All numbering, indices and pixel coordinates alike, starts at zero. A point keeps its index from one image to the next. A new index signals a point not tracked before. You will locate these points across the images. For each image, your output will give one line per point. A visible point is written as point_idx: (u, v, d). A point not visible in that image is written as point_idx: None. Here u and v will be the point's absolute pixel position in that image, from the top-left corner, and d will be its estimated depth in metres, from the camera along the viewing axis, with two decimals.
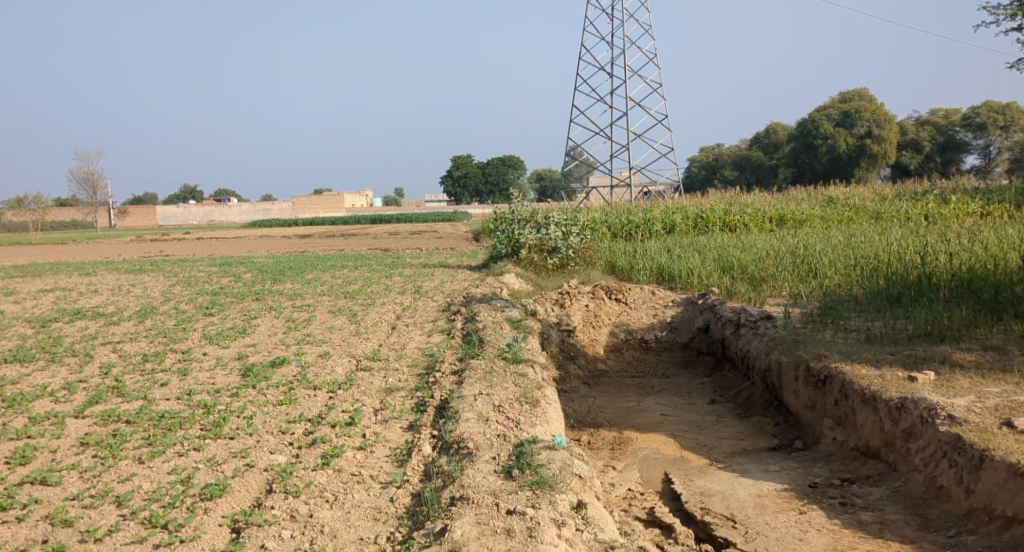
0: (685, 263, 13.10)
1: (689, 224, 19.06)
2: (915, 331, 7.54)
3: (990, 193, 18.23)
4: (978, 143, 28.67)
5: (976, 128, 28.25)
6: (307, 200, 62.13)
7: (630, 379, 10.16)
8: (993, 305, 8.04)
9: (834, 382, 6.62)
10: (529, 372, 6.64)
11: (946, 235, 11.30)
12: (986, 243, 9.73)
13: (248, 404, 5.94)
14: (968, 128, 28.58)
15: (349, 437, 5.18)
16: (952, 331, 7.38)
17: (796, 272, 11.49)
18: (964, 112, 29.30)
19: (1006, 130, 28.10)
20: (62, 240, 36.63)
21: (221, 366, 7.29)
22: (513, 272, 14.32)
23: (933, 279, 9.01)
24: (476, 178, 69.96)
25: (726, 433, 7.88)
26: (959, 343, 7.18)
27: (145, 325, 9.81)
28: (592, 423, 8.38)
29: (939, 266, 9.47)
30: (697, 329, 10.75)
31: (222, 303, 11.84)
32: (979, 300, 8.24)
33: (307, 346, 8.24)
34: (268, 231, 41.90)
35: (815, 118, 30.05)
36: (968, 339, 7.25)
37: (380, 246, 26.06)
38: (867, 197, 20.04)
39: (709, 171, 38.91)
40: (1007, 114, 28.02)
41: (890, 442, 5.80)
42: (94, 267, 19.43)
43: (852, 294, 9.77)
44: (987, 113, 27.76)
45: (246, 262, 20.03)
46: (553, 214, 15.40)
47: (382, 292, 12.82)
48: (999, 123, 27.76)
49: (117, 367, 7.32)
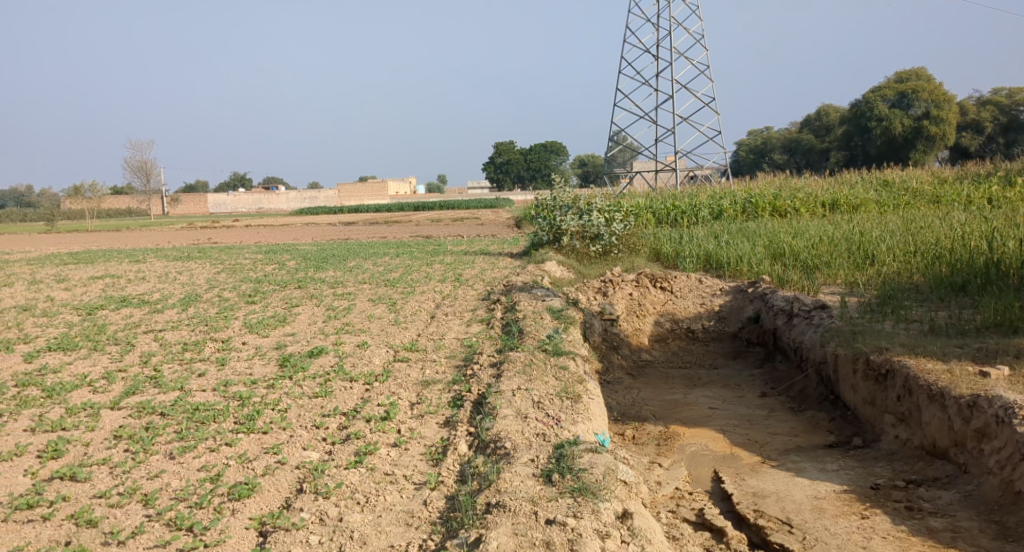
0: (734, 250, 12.69)
1: (738, 210, 18.57)
2: (984, 322, 7.09)
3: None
4: None
5: None
6: (352, 187, 62.49)
7: (675, 369, 9.84)
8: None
9: (897, 377, 6.22)
10: (571, 365, 6.36)
11: (1014, 219, 10.79)
12: None
13: (283, 396, 5.75)
14: None
15: (383, 434, 4.96)
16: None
17: (852, 260, 11.10)
18: None
19: None
20: (116, 228, 37.29)
21: (259, 356, 7.14)
22: (554, 259, 14.04)
23: (1002, 266, 8.57)
24: (519, 164, 69.67)
25: (779, 428, 7.56)
26: None
27: (188, 314, 9.73)
28: (637, 416, 8.10)
29: (1008, 252, 8.99)
30: (746, 318, 10.36)
31: (264, 291, 11.76)
32: None
33: (345, 336, 8.06)
34: (314, 218, 42.20)
35: (870, 99, 29.20)
36: None
37: (423, 234, 25.94)
38: (925, 180, 19.32)
39: (757, 155, 38.09)
40: None
41: (961, 443, 5.41)
42: (144, 255, 19.63)
43: (913, 283, 9.35)
44: None
45: (291, 249, 20.04)
46: (596, 200, 15.10)
47: (423, 280, 12.63)
48: None
49: (156, 356, 7.21)
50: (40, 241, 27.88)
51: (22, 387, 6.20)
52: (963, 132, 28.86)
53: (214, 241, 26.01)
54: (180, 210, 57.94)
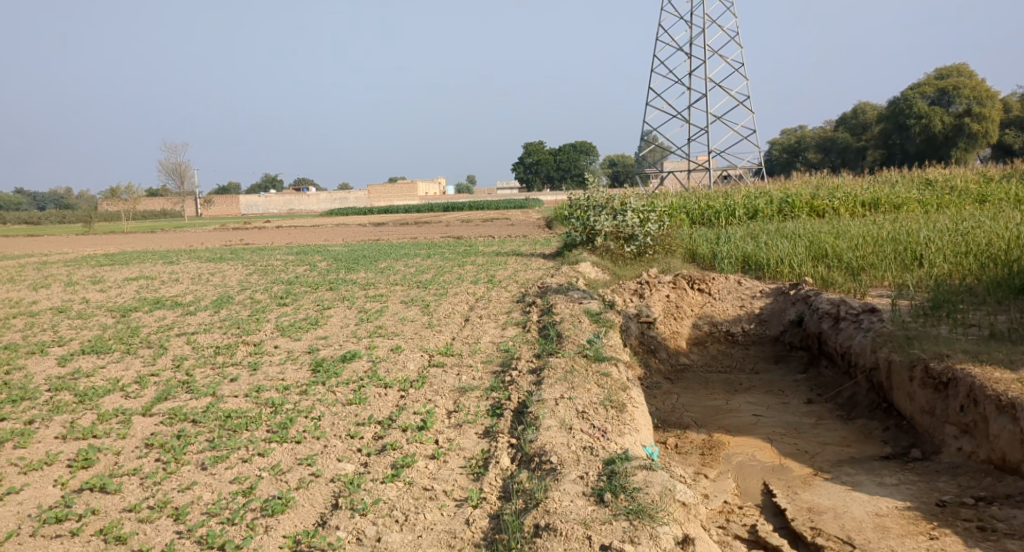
0: (774, 251, 12.34)
1: (774, 210, 18.16)
2: None
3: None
4: None
5: None
6: (382, 189, 62.67)
7: (716, 374, 9.53)
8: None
9: (962, 388, 6.37)
10: (613, 372, 6.10)
11: None
12: None
13: (316, 402, 5.56)
14: None
15: (421, 444, 4.75)
16: None
17: (900, 261, 10.73)
18: None
19: None
20: (151, 230, 37.68)
21: (291, 360, 6.97)
22: (588, 260, 13.77)
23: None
24: (549, 164, 69.34)
25: (829, 438, 7.32)
26: None
27: (221, 316, 9.61)
28: (679, 422, 7.83)
29: None
30: (789, 321, 10.03)
31: (296, 292, 11.64)
32: None
33: (379, 339, 7.87)
34: (343, 219, 42.28)
35: (908, 96, 28.60)
36: None
37: (453, 234, 25.79)
38: (969, 178, 18.77)
39: (791, 154, 37.47)
40: None
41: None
42: (178, 256, 19.68)
43: (969, 285, 9.00)
44: None
45: (322, 250, 19.99)
46: (630, 200, 14.79)
47: (455, 281, 12.43)
48: None
49: (189, 360, 7.07)
50: (79, 242, 28.26)
51: (54, 391, 6.08)
52: (1006, 130, 28.10)
53: (247, 241, 26.14)
54: (213, 211, 58.43)
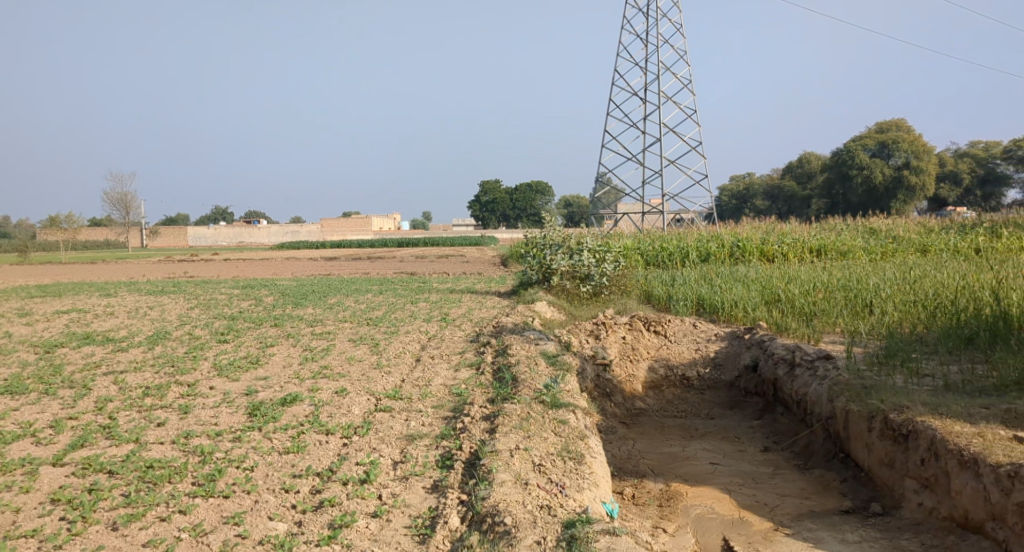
0: (729, 294, 12.21)
1: (726, 253, 18.18)
2: (1002, 381, 7.10)
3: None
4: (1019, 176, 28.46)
5: (1018, 161, 28.05)
6: (336, 223, 62.05)
7: (671, 419, 9.26)
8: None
9: (922, 439, 6.23)
10: (570, 419, 5.78)
11: (1011, 272, 10.65)
12: None
13: (250, 451, 5.14)
14: (1009, 161, 28.38)
15: (363, 500, 4.36)
16: None
17: (851, 308, 10.70)
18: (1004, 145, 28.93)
19: None
20: (91, 260, 36.52)
21: (226, 403, 6.51)
22: (543, 300, 13.50)
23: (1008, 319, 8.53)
24: (504, 204, 69.50)
25: (788, 489, 7.12)
26: None
27: (154, 353, 9.08)
28: (635, 471, 7.52)
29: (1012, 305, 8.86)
30: (744, 367, 9.86)
31: (237, 329, 11.13)
32: None
33: (323, 381, 7.45)
34: (293, 253, 41.50)
35: (851, 148, 29.14)
36: None
37: (404, 271, 25.42)
38: (911, 228, 19.13)
39: (739, 200, 38.00)
40: None
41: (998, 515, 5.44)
42: (115, 288, 18.91)
43: (921, 335, 9.06)
44: None
45: (269, 285, 19.40)
46: (586, 239, 14.53)
47: (406, 319, 12.04)
48: None
49: (113, 402, 6.57)
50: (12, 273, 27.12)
51: None
52: (942, 183, 29.25)
53: (191, 274, 25.34)
54: (159, 243, 57.11)
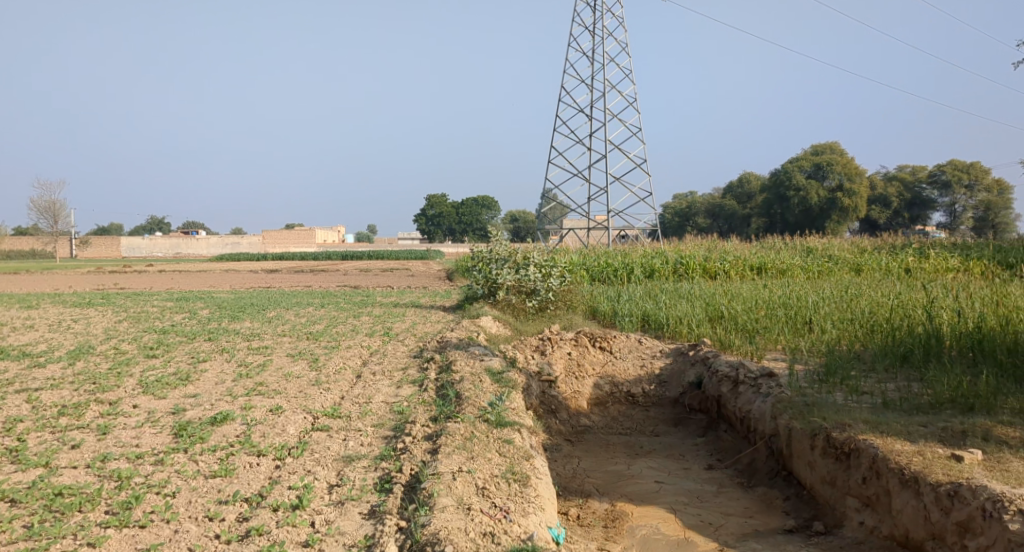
0: (673, 311, 12.18)
1: (670, 269, 18.25)
2: (940, 398, 7.14)
3: (969, 250, 17.84)
4: (944, 201, 29.14)
5: (942, 186, 28.86)
6: (278, 234, 60.99)
7: (616, 436, 9.13)
8: (1014, 371, 7.71)
9: (863, 458, 6.20)
10: (516, 438, 5.60)
11: (942, 292, 10.86)
12: (991, 306, 9.29)
13: (172, 475, 4.89)
14: (934, 185, 29.13)
15: (293, 529, 4.15)
16: (981, 399, 6.97)
17: (791, 325, 10.74)
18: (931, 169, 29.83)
19: (971, 189, 28.90)
20: (17, 271, 35.13)
21: (150, 423, 6.20)
22: (488, 315, 13.32)
23: (941, 336, 8.64)
24: (450, 218, 69.25)
25: (732, 508, 7.04)
26: (991, 415, 6.75)
27: (76, 369, 8.65)
28: (579, 490, 7.36)
29: (946, 324, 9.00)
30: (688, 384, 9.79)
31: (169, 343, 10.70)
32: (997, 365, 7.83)
33: (257, 398, 7.15)
34: (233, 266, 40.66)
35: (788, 169, 29.72)
36: (1000, 411, 6.81)
37: (348, 283, 24.99)
38: (845, 248, 19.49)
39: (681, 218, 38.39)
40: (972, 174, 28.69)
41: (938, 534, 5.39)
42: (40, 300, 18.14)
43: (858, 352, 9.13)
44: (953, 171, 28.54)
45: (205, 297, 18.84)
46: (533, 253, 14.41)
47: (348, 334, 11.74)
48: (963, 182, 28.61)
49: (24, 424, 6.23)
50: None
51: None
52: (872, 206, 30.09)
53: (123, 286, 24.52)
54: (92, 253, 55.40)
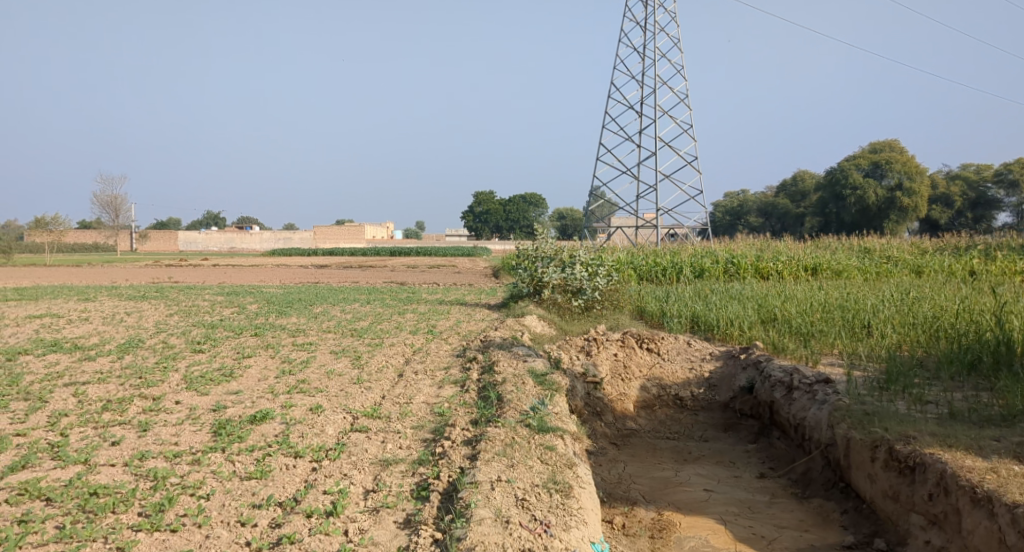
0: (724, 312, 11.84)
1: (720, 269, 17.82)
2: (1012, 410, 6.73)
3: None
4: (1011, 201, 28.14)
5: (1009, 185, 27.76)
6: (328, 230, 61.60)
7: (663, 441, 8.85)
8: None
9: (930, 473, 5.86)
10: (558, 444, 5.37)
11: (1010, 296, 10.34)
12: None
13: (208, 476, 4.77)
14: (1000, 185, 28.12)
15: (326, 537, 4.00)
16: None
17: (848, 329, 10.34)
18: (996, 167, 28.84)
19: None
20: (78, 264, 35.94)
21: (190, 420, 6.12)
22: (534, 313, 13.10)
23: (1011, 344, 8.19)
24: (498, 215, 69.19)
25: (786, 520, 6.74)
26: None
27: (123, 363, 8.67)
28: (625, 497, 7.12)
29: (1016, 330, 8.53)
30: (739, 388, 9.45)
31: (216, 338, 10.72)
32: None
33: (298, 396, 7.05)
34: (284, 260, 41.21)
35: (844, 168, 28.98)
36: None
37: (395, 280, 24.97)
38: (905, 249, 18.84)
39: (732, 217, 37.72)
40: None
41: None
42: (96, 292, 18.46)
43: (921, 359, 8.71)
44: (1020, 169, 27.26)
45: (255, 292, 18.98)
46: (580, 252, 14.14)
47: (392, 331, 11.65)
48: None
49: (68, 418, 6.20)
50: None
51: None
52: (933, 205, 29.19)
53: (176, 280, 24.83)
54: (149, 247, 56.65)
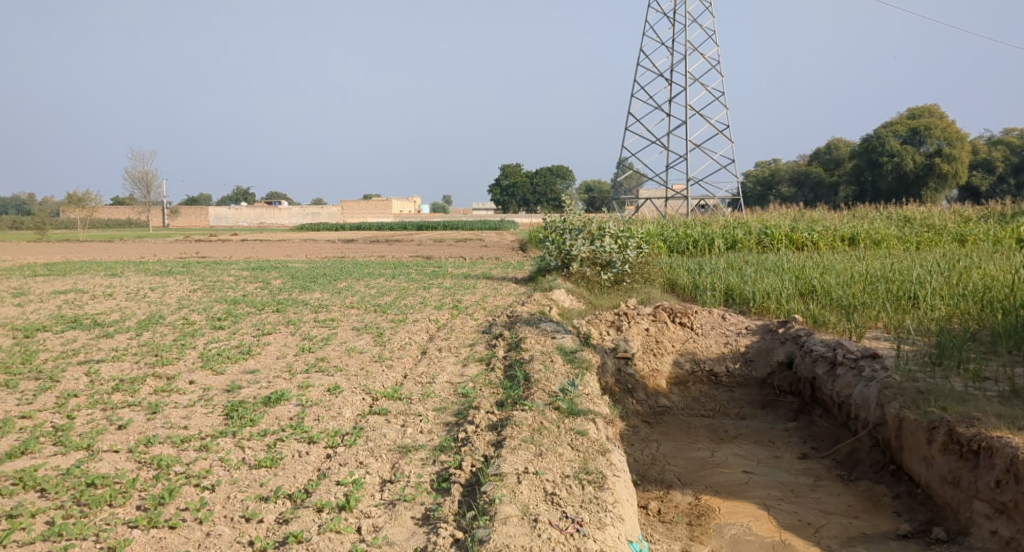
0: (760, 284, 11.33)
1: (753, 241, 17.29)
2: None
3: None
4: None
5: None
6: (355, 205, 61.51)
7: (698, 419, 8.44)
8: None
9: (997, 458, 5.46)
10: (590, 430, 4.99)
11: None
12: None
13: (215, 463, 4.46)
14: None
15: (336, 536, 3.68)
16: None
17: (894, 301, 9.80)
18: None
19: None
20: (110, 239, 36.12)
21: (202, 402, 5.82)
22: (562, 287, 12.69)
23: None
24: (525, 187, 68.56)
25: (832, 505, 6.34)
26: None
27: (141, 339, 8.42)
28: (659, 480, 6.73)
29: None
30: (777, 363, 8.98)
31: (237, 314, 10.45)
32: None
33: (316, 376, 6.74)
34: (312, 235, 41.10)
35: (881, 134, 28.08)
36: None
37: (423, 254, 24.65)
38: (948, 217, 18.12)
39: (764, 187, 36.86)
40: None
41: None
42: (123, 268, 18.34)
43: (975, 332, 8.19)
44: None
45: (281, 266, 18.75)
46: (609, 224, 13.66)
47: (417, 306, 11.31)
48: None
49: (77, 400, 5.93)
50: (25, 250, 26.62)
51: None
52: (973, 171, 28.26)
53: (203, 255, 24.73)
54: (179, 223, 56.96)
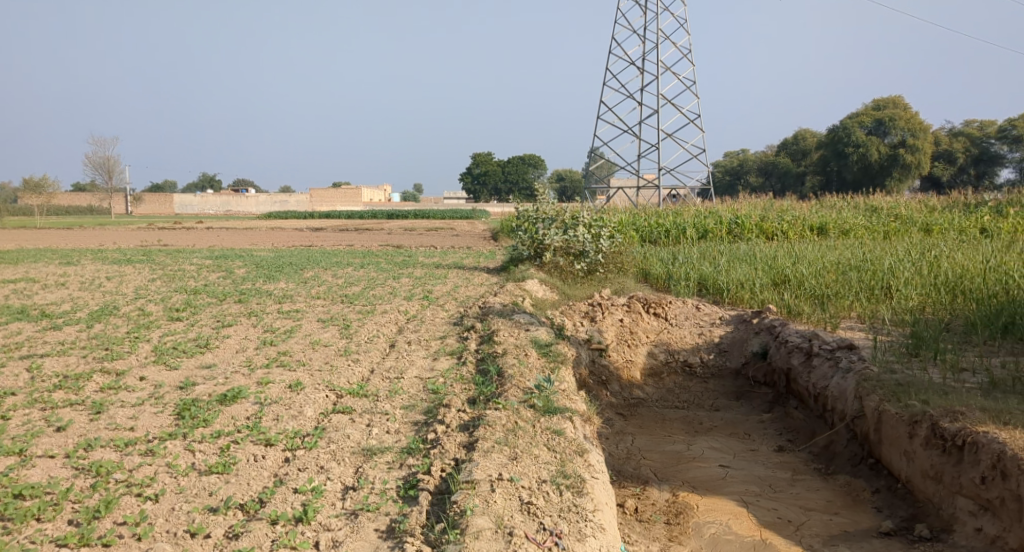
0: (733, 274, 11.13)
1: (724, 230, 17.13)
2: None
3: None
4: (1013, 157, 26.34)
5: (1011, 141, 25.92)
6: (323, 193, 60.73)
7: (672, 411, 8.19)
8: None
9: (981, 453, 5.27)
10: (567, 429, 4.71)
11: None
12: None
13: (161, 469, 4.12)
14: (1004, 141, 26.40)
15: None
16: None
17: (866, 291, 9.64)
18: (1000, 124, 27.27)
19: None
20: (70, 226, 35.10)
21: (152, 400, 5.44)
22: (534, 277, 12.39)
23: None
24: (495, 176, 68.13)
25: (812, 501, 6.12)
26: None
27: (91, 332, 7.99)
28: (635, 475, 6.47)
29: None
30: (752, 354, 8.77)
31: (196, 305, 10.02)
32: None
33: (277, 371, 6.38)
34: (280, 223, 40.44)
35: (847, 125, 28.09)
36: None
37: (392, 243, 24.22)
38: (914, 207, 18.08)
39: (732, 176, 36.84)
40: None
41: None
42: (80, 256, 17.71)
43: (950, 322, 8.04)
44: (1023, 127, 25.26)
45: (245, 255, 18.23)
46: (582, 212, 13.37)
47: (385, 297, 10.95)
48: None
49: (16, 398, 5.53)
50: None
51: None
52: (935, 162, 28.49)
53: (165, 243, 24.06)
54: (144, 210, 55.88)
